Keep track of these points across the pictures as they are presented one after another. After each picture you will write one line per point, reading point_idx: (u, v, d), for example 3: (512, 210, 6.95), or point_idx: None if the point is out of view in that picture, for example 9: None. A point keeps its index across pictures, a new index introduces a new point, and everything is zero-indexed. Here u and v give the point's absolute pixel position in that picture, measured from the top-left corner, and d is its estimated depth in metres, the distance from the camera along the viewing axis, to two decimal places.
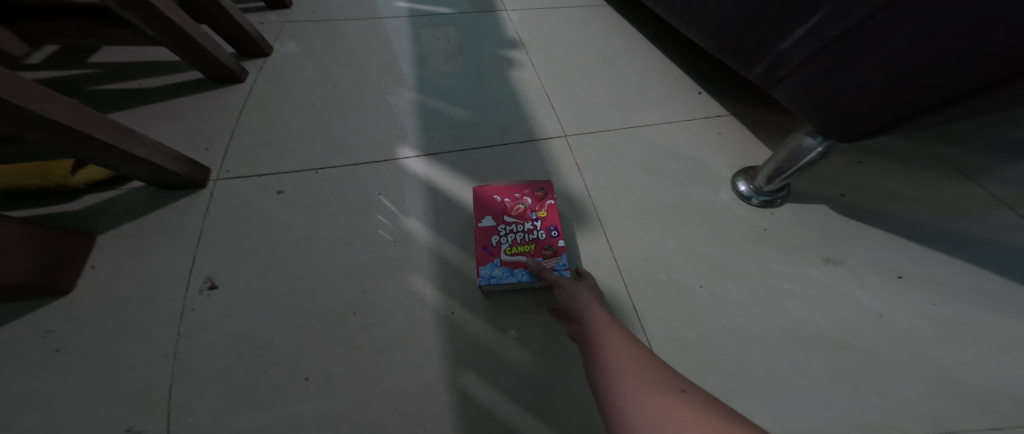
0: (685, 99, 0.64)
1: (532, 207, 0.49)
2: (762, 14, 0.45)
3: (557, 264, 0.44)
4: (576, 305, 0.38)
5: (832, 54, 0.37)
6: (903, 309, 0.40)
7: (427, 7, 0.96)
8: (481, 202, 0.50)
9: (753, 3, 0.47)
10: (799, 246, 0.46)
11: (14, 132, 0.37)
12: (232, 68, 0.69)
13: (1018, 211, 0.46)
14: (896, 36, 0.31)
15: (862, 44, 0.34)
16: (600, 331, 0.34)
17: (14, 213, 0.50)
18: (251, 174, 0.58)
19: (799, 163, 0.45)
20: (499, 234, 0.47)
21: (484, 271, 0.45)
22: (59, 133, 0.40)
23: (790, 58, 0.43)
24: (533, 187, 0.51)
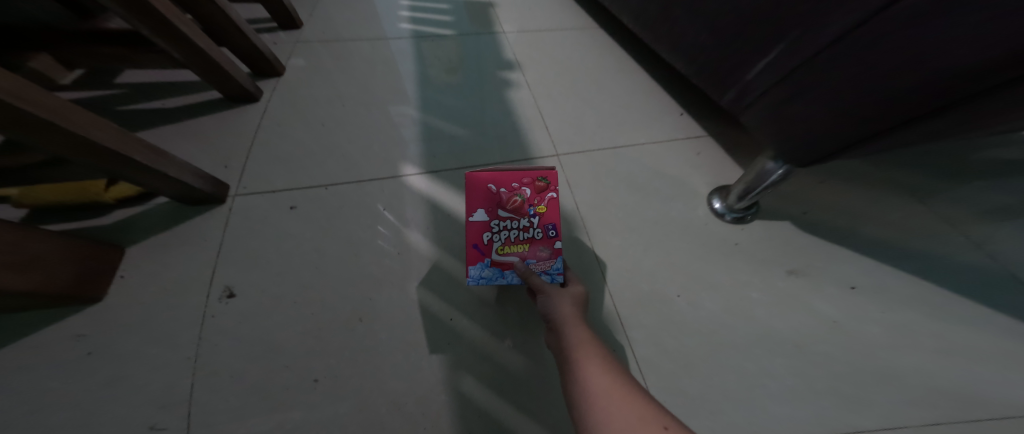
0: (669, 120, 0.69)
1: (530, 200, 0.46)
2: (732, 47, 0.51)
3: (550, 269, 0.45)
4: (558, 316, 0.42)
5: (786, 86, 0.43)
6: (857, 317, 0.45)
7: (430, 28, 1.02)
8: (473, 190, 0.46)
9: (725, 37, 0.52)
10: (766, 259, 0.50)
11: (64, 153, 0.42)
12: (248, 88, 0.74)
13: (964, 230, 0.51)
14: (832, 77, 0.37)
15: (809, 79, 0.39)
16: (579, 346, 0.38)
17: (51, 227, 0.55)
18: (266, 190, 0.63)
19: (765, 183, 0.49)
20: (491, 232, 0.45)
21: (474, 270, 0.46)
22: (101, 154, 0.44)
23: (755, 87, 0.48)
24: (534, 175, 0.46)
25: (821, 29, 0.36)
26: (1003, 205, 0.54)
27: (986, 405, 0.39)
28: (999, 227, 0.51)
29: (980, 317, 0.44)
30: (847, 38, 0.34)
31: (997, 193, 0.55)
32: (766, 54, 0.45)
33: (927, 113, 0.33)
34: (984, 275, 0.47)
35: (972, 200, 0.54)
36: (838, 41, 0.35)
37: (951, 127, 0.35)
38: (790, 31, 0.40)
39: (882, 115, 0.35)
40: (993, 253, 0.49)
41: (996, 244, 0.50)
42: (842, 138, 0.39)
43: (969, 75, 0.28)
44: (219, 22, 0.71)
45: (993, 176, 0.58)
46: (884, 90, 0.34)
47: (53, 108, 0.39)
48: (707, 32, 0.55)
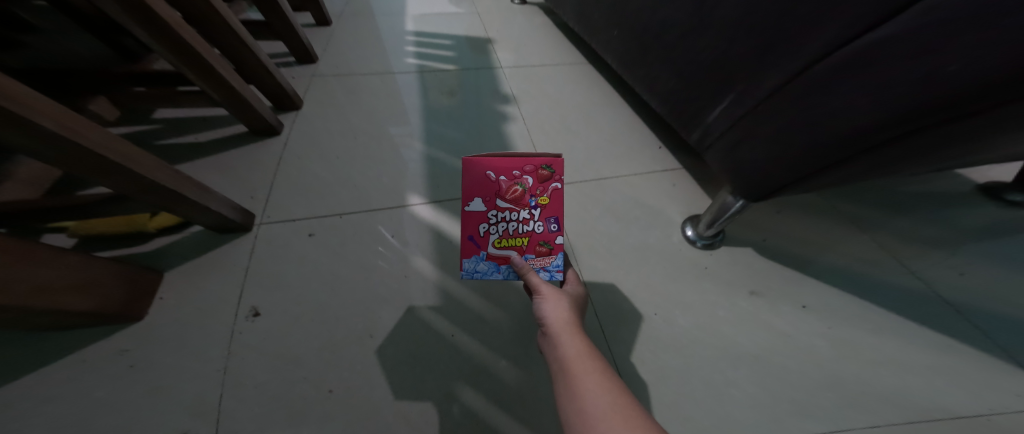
0: (649, 153, 0.77)
1: (532, 190, 0.45)
2: (694, 94, 0.59)
3: (549, 266, 0.47)
4: (551, 317, 0.42)
5: (736, 131, 0.50)
6: (807, 332, 0.51)
7: (433, 63, 1.11)
8: (471, 178, 0.45)
9: (689, 86, 0.60)
10: (731, 281, 0.57)
11: (131, 191, 0.49)
12: (271, 122, 0.82)
13: (901, 259, 0.57)
14: (770, 123, 0.45)
15: (754, 123, 0.47)
16: (570, 347, 0.38)
17: (101, 253, 0.63)
18: (287, 219, 0.70)
19: (727, 214, 0.56)
20: (488, 224, 0.46)
21: (468, 264, 0.47)
22: (161, 191, 0.51)
23: (714, 129, 0.55)
24: (537, 163, 0.45)
25: (762, 82, 0.45)
26: (940, 234, 0.61)
27: (918, 409, 0.44)
28: (935, 253, 0.58)
29: (913, 333, 0.50)
30: (782, 90, 0.43)
31: (936, 223, 0.62)
32: (722, 99, 0.53)
33: (836, 162, 0.40)
34: (914, 296, 0.53)
35: (913, 229, 0.61)
36: (776, 92, 0.43)
37: (857, 176, 0.44)
38: (737, 84, 0.49)
39: (804, 160, 0.43)
40: (923, 276, 0.55)
41: (927, 269, 0.56)
42: (777, 178, 0.47)
43: (862, 132, 0.36)
44: (250, 63, 0.80)
45: (933, 208, 0.65)
46: (806, 139, 0.41)
47: (131, 156, 0.47)
48: (676, 78, 0.63)
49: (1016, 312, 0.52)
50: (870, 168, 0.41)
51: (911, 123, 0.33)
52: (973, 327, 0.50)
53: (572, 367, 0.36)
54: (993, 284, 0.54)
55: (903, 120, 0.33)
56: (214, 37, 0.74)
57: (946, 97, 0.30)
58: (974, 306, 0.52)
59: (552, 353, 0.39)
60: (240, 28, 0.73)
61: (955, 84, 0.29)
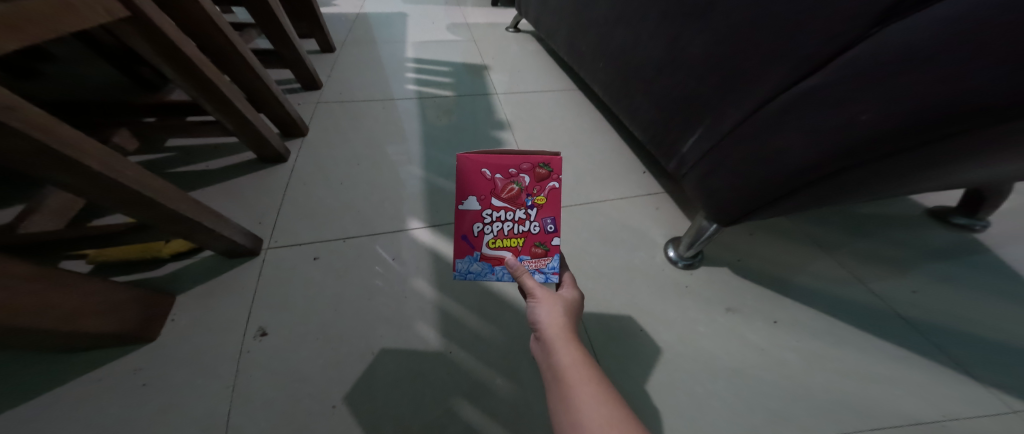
0: (634, 177, 0.82)
1: (528, 190, 0.48)
2: (669, 126, 0.62)
3: (544, 267, 0.49)
4: (547, 324, 0.42)
5: (703, 162, 0.54)
6: (779, 345, 0.55)
7: (432, 89, 1.18)
8: (469, 176, 0.47)
9: (665, 116, 0.63)
10: (709, 298, 0.61)
11: (156, 222, 0.52)
12: (279, 150, 0.87)
13: (861, 278, 0.62)
14: (730, 156, 0.48)
15: (717, 156, 0.51)
16: (566, 354, 0.38)
17: (116, 278, 0.66)
18: (294, 243, 0.74)
19: (704, 236, 0.60)
20: (483, 223, 0.48)
21: (463, 264, 0.49)
22: (182, 221, 0.54)
23: (688, 159, 0.57)
24: (534, 162, 0.47)
25: (726, 117, 0.49)
26: (898, 255, 0.66)
27: (880, 417, 0.48)
28: (893, 272, 0.63)
29: (874, 346, 0.54)
30: (741, 127, 0.46)
31: (894, 244, 0.67)
32: (693, 133, 0.56)
33: (784, 194, 0.44)
34: (872, 311, 0.58)
35: (873, 250, 0.66)
36: (737, 128, 0.47)
37: (805, 206, 0.47)
38: (706, 120, 0.53)
39: (758, 192, 0.46)
40: (881, 294, 0.60)
41: (883, 286, 0.61)
42: (738, 207, 0.50)
43: (804, 169, 0.40)
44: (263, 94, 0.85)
45: (892, 229, 0.70)
46: (759, 172, 0.45)
47: (162, 191, 0.49)
48: (653, 109, 0.66)
49: (965, 325, 0.56)
50: (814, 200, 0.45)
51: (843, 162, 0.37)
52: (926, 340, 0.55)
53: (568, 379, 0.36)
54: (942, 299, 0.59)
55: (846, 149, 0.36)
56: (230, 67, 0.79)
57: (870, 139, 0.34)
58: (929, 321, 0.57)
59: (546, 357, 0.40)
60: (249, 55, 0.77)
61: (878, 127, 0.33)
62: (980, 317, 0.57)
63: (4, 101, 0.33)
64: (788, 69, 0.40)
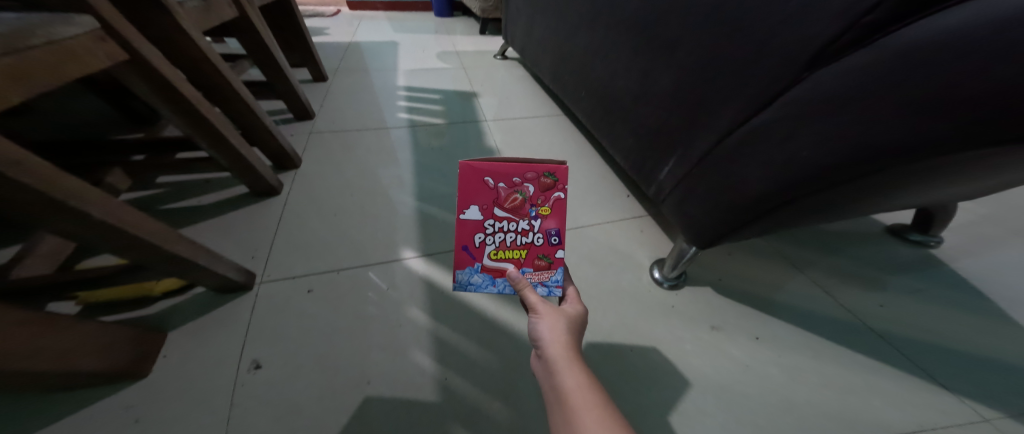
0: (619, 201, 0.85)
1: (532, 200, 0.48)
2: (646, 153, 0.65)
3: (547, 280, 0.50)
4: (547, 338, 0.44)
5: (681, 188, 0.56)
6: (761, 360, 0.57)
7: (423, 117, 1.22)
8: (472, 185, 0.47)
9: (643, 143, 0.65)
10: (695, 317, 0.63)
11: (148, 263, 0.52)
12: (272, 183, 0.86)
13: (832, 293, 0.65)
14: (705, 183, 0.51)
15: (693, 182, 0.53)
16: (563, 367, 0.40)
17: (105, 318, 0.65)
18: (288, 276, 0.74)
19: (684, 259, 0.62)
20: (485, 234, 0.49)
21: (463, 276, 0.50)
22: (175, 260, 0.54)
23: (665, 185, 0.60)
24: (539, 171, 0.47)
25: (700, 145, 0.51)
26: (866, 271, 0.69)
27: (862, 427, 0.50)
28: (863, 287, 0.67)
29: (850, 359, 0.57)
30: (711, 155, 0.49)
31: (861, 262, 0.71)
32: (668, 162, 0.59)
33: (749, 220, 0.47)
34: (844, 325, 0.61)
35: (842, 267, 0.70)
36: (707, 157, 0.50)
37: (771, 230, 0.50)
38: (676, 151, 0.56)
39: (728, 217, 0.48)
40: (851, 308, 0.63)
41: (851, 299, 0.65)
42: (712, 232, 0.52)
43: (765, 196, 0.43)
44: (258, 128, 0.84)
45: (859, 246, 0.75)
46: (728, 198, 0.47)
47: (154, 231, 0.50)
48: (631, 138, 0.69)
49: (931, 336, 0.59)
50: (777, 226, 0.48)
51: (801, 190, 0.39)
52: (897, 352, 0.57)
53: (571, 401, 0.37)
54: (907, 312, 0.63)
55: (802, 181, 0.39)
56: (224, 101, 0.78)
57: (822, 171, 0.37)
58: (898, 333, 0.60)
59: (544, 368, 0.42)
60: (242, 87, 0.76)
61: (828, 160, 0.36)
62: (945, 328, 0.61)
63: (10, 156, 0.35)
64: (739, 107, 0.44)
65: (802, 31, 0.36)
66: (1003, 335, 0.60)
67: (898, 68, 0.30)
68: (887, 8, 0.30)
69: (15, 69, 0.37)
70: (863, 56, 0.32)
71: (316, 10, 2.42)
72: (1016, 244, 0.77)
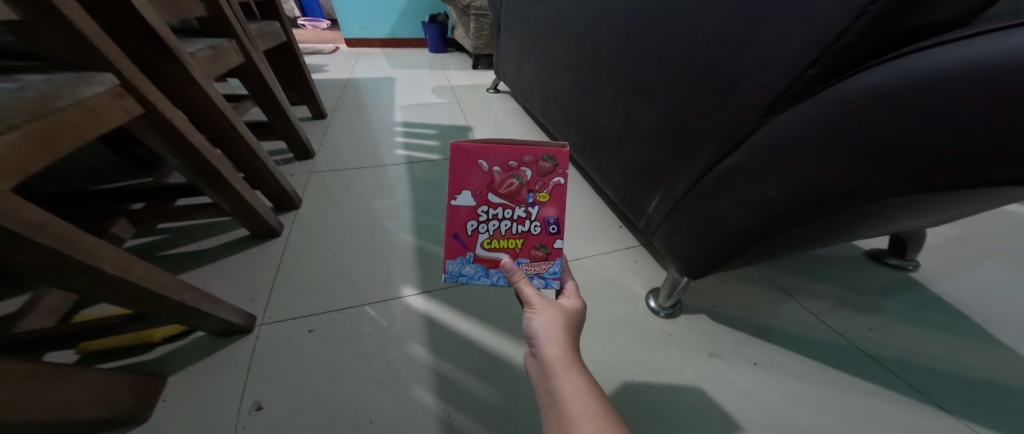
0: (612, 232, 0.88)
1: (530, 185, 0.48)
2: (635, 185, 0.67)
3: (543, 272, 0.52)
4: (542, 330, 0.45)
5: (672, 220, 0.58)
6: (761, 386, 0.58)
7: (420, 153, 1.26)
8: (466, 168, 0.47)
9: (631, 177, 0.68)
10: (693, 344, 0.63)
11: (150, 312, 0.53)
12: (272, 224, 0.86)
13: (823, 318, 0.67)
14: (692, 216, 0.53)
15: (681, 214, 0.55)
16: (558, 362, 0.41)
17: (100, 365, 0.63)
18: (288, 317, 0.73)
19: (678, 288, 0.64)
20: (479, 220, 0.49)
21: (454, 266, 0.50)
22: (177, 307, 0.55)
23: (655, 217, 0.62)
24: (538, 155, 0.47)
25: (683, 178, 0.54)
26: (853, 295, 0.72)
27: None
28: (853, 311, 0.68)
29: (846, 382, 0.58)
30: (694, 190, 0.52)
31: (848, 287, 0.73)
32: (656, 195, 0.61)
33: (737, 250, 0.48)
34: (837, 348, 0.62)
35: (829, 293, 0.72)
36: (690, 191, 0.53)
37: (759, 258, 0.52)
38: (663, 186, 0.59)
39: (717, 248, 0.50)
40: (842, 331, 0.65)
41: (839, 322, 0.66)
42: (703, 262, 0.54)
43: (748, 228, 0.45)
44: (262, 173, 0.85)
45: (844, 270, 0.77)
46: (714, 230, 0.49)
47: (159, 280, 0.50)
48: (620, 173, 0.72)
49: (920, 358, 0.61)
50: (765, 254, 0.49)
51: (780, 224, 0.41)
52: (891, 374, 0.59)
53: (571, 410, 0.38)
54: (895, 335, 0.64)
55: (775, 215, 0.41)
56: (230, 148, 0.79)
57: (796, 205, 0.39)
58: (890, 355, 0.61)
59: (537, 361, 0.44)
60: (246, 129, 0.77)
61: (798, 195, 0.38)
62: (934, 350, 0.62)
63: (36, 219, 0.37)
64: (713, 147, 0.47)
65: (759, 82, 0.40)
66: (987, 355, 0.62)
67: (844, 116, 0.33)
68: (825, 64, 0.34)
69: (41, 133, 0.38)
70: (812, 104, 0.36)
71: (315, 48, 2.52)
72: (989, 265, 0.80)
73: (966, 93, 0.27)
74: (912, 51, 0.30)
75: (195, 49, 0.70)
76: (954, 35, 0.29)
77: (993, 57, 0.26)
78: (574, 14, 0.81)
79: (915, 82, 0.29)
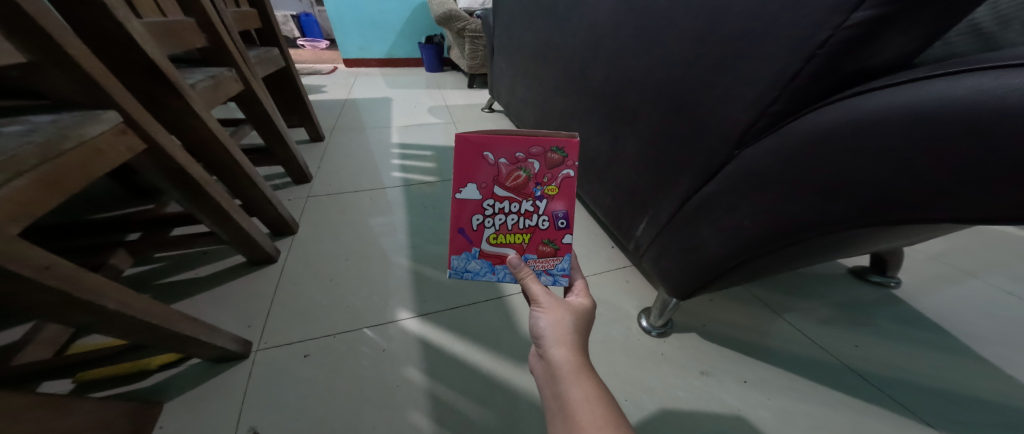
0: (604, 253, 0.90)
1: (537, 178, 0.49)
2: (623, 208, 0.69)
3: (551, 269, 0.52)
4: (548, 331, 0.46)
5: (659, 242, 0.59)
6: (752, 404, 0.58)
7: (416, 175, 1.29)
8: (472, 160, 0.49)
9: (619, 200, 0.70)
10: (684, 363, 0.64)
11: (146, 341, 0.53)
12: (270, 251, 0.87)
13: (811, 335, 0.68)
14: (677, 238, 0.55)
15: (668, 237, 0.57)
16: (565, 365, 0.42)
17: (96, 394, 0.63)
18: (283, 342, 0.74)
19: (668, 308, 0.65)
20: (485, 214, 0.50)
21: (460, 262, 0.52)
22: (175, 337, 0.55)
23: (643, 239, 0.64)
24: (546, 146, 0.48)
25: (668, 203, 0.55)
26: (840, 312, 0.73)
27: None
28: (840, 328, 0.70)
29: (834, 399, 0.58)
30: (679, 214, 0.54)
31: (836, 305, 0.75)
32: (643, 218, 0.63)
33: (722, 271, 0.50)
34: (825, 365, 0.63)
35: (817, 310, 0.73)
36: (675, 215, 0.55)
37: (743, 279, 0.53)
38: (649, 209, 0.61)
39: (702, 270, 0.52)
40: (830, 348, 0.66)
41: (827, 339, 0.68)
42: (691, 283, 0.55)
43: (730, 251, 0.47)
44: (260, 201, 0.86)
45: (830, 287, 0.79)
46: (698, 252, 0.51)
47: (156, 311, 0.51)
48: (609, 195, 0.74)
49: (906, 374, 0.62)
50: (750, 275, 0.51)
51: (760, 246, 0.43)
52: (878, 391, 0.60)
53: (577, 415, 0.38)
54: (880, 352, 0.65)
55: (753, 242, 0.44)
56: (228, 177, 0.80)
57: (773, 229, 0.41)
58: (877, 371, 0.62)
59: (544, 363, 0.45)
60: (242, 157, 0.78)
61: (773, 220, 0.41)
62: (919, 367, 0.63)
63: (40, 261, 0.38)
64: (693, 173, 0.49)
65: (731, 114, 0.42)
66: (970, 371, 0.63)
67: (809, 148, 0.36)
68: (786, 100, 0.37)
69: (48, 177, 0.40)
70: (775, 139, 0.39)
71: (313, 68, 2.58)
72: (969, 282, 0.82)
73: (910, 129, 0.29)
74: (857, 93, 0.33)
75: (195, 80, 0.73)
76: (889, 80, 0.32)
77: (923, 104, 0.29)
78: (562, 41, 0.85)
79: (866, 120, 0.32)
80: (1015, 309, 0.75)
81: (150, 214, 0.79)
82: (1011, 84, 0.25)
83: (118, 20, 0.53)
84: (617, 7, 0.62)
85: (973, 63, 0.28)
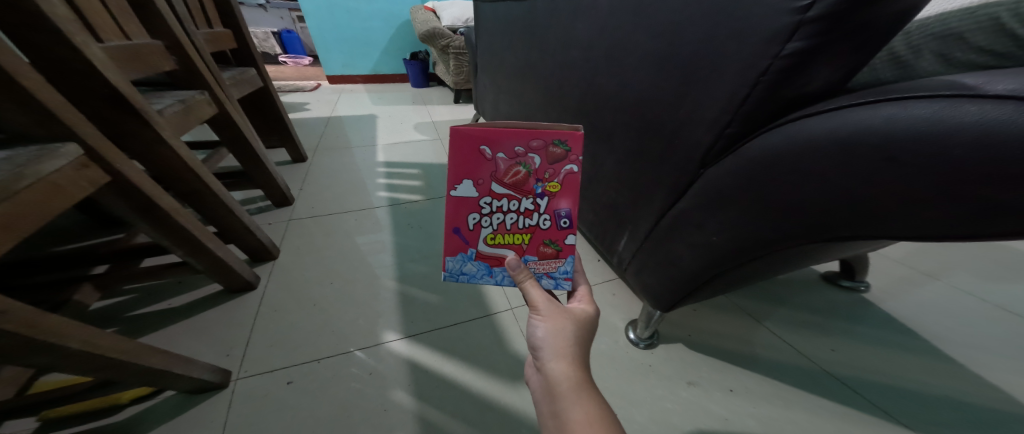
0: (590, 267, 0.91)
1: (539, 174, 0.47)
2: (605, 224, 0.70)
3: (552, 272, 0.52)
4: (548, 342, 0.47)
5: (639, 257, 0.61)
6: (739, 413, 0.59)
7: (403, 194, 1.29)
8: (468, 153, 0.47)
9: (601, 215, 0.71)
10: (672, 375, 0.65)
11: (112, 378, 0.50)
12: (248, 278, 0.85)
13: (791, 342, 0.70)
14: (656, 253, 0.56)
15: (647, 251, 0.58)
16: (565, 383, 0.43)
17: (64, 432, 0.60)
18: (267, 370, 0.72)
19: (653, 319, 0.66)
20: (484, 213, 0.49)
21: (455, 263, 0.52)
22: (145, 371, 0.53)
23: (625, 254, 0.65)
24: (548, 139, 0.46)
25: (646, 219, 0.57)
26: (818, 318, 0.75)
27: None
28: (819, 333, 0.72)
29: (816, 404, 0.60)
30: (655, 229, 0.55)
31: (813, 310, 0.77)
32: (623, 234, 0.64)
33: (698, 284, 0.52)
34: (807, 371, 0.65)
35: (796, 317, 0.76)
36: (653, 230, 0.56)
37: (719, 290, 0.55)
38: (629, 227, 0.62)
39: (683, 283, 0.53)
40: (810, 354, 0.68)
41: (806, 344, 0.70)
42: (672, 296, 0.57)
43: (706, 265, 0.48)
44: (236, 226, 0.84)
45: (807, 293, 0.82)
46: (677, 266, 0.52)
47: (123, 347, 0.49)
48: (591, 212, 0.75)
49: (882, 376, 0.64)
50: (725, 286, 0.53)
51: (735, 261, 0.45)
52: (857, 395, 0.61)
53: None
54: (855, 355, 0.68)
55: (724, 256, 0.46)
56: (203, 204, 0.78)
57: (743, 245, 0.43)
58: (853, 375, 0.64)
59: (543, 378, 0.45)
60: (213, 180, 0.76)
61: (741, 235, 0.43)
62: (893, 369, 0.65)
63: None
64: (666, 192, 0.51)
65: (694, 136, 0.44)
66: (942, 372, 0.65)
67: (767, 168, 0.38)
68: (739, 122, 0.39)
69: None
70: (733, 160, 0.41)
71: (296, 85, 2.56)
72: (931, 284, 0.86)
73: (853, 150, 0.32)
74: (800, 117, 0.36)
75: (165, 106, 0.71)
76: (821, 107, 0.35)
77: (860, 128, 0.31)
78: (540, 60, 0.87)
79: (813, 142, 0.34)
80: (976, 310, 0.79)
81: (119, 245, 0.76)
82: (918, 114, 0.29)
83: (75, 46, 0.51)
84: (589, 30, 0.64)
85: (890, 93, 0.32)
